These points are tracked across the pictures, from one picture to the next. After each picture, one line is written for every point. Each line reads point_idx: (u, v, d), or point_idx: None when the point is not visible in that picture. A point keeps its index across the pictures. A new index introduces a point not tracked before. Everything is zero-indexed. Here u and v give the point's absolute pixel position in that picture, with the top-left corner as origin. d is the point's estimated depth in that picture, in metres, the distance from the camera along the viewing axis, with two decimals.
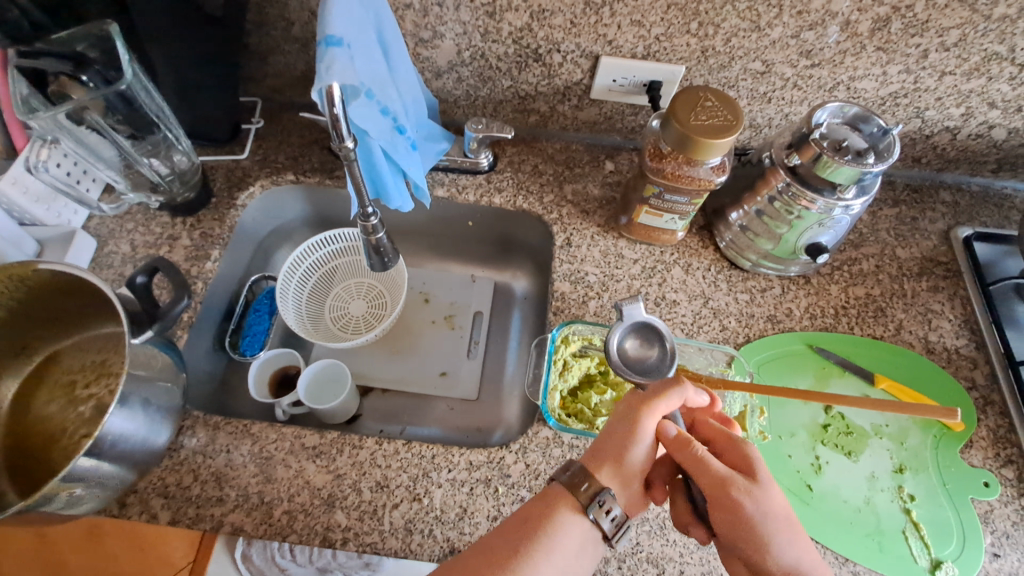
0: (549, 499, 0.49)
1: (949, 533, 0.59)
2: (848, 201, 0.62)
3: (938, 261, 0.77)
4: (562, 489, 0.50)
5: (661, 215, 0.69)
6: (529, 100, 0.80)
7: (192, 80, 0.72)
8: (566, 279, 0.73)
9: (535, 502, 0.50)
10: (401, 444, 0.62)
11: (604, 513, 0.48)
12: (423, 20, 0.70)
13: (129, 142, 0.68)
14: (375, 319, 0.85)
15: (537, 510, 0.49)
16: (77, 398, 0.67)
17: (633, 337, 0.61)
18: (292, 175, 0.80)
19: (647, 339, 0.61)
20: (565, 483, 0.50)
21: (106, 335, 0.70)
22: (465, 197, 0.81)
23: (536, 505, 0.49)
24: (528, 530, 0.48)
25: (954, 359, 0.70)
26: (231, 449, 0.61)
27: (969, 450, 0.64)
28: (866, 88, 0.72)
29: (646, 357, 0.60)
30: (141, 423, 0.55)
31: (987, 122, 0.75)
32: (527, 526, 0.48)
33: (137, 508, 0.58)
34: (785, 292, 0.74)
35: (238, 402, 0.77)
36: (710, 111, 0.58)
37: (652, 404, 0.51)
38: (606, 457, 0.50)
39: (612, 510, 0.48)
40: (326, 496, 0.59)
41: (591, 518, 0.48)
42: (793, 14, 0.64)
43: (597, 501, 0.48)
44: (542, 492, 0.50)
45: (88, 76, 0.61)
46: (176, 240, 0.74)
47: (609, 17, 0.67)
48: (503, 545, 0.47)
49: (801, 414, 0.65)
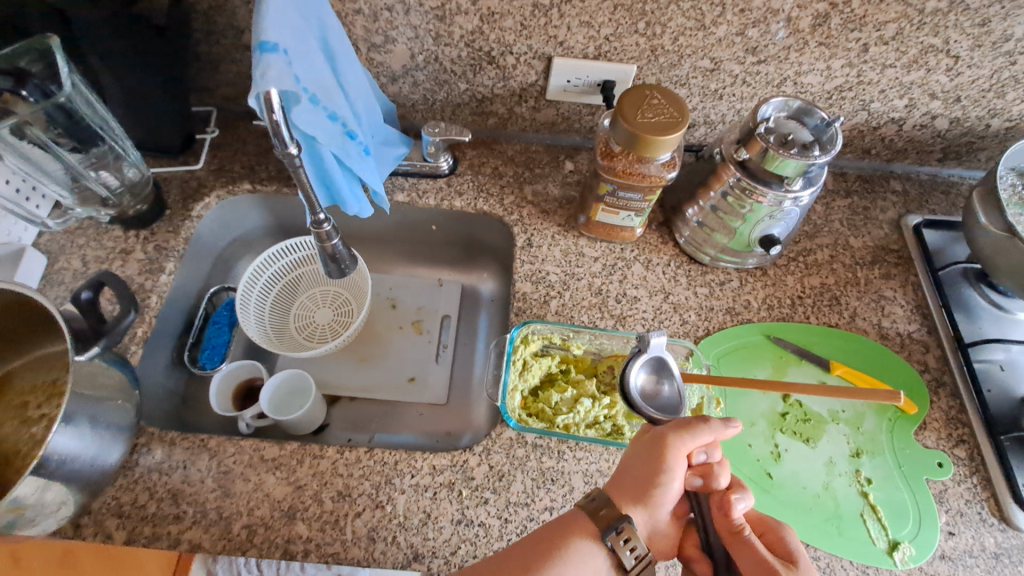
0: (567, 524, 0.51)
1: (905, 514, 0.61)
2: (796, 192, 0.63)
3: (890, 250, 0.79)
4: (581, 516, 0.51)
5: (617, 212, 0.70)
6: (487, 103, 0.81)
7: (139, 91, 0.70)
8: (527, 279, 0.74)
9: (556, 527, 0.51)
10: (363, 451, 0.61)
11: (626, 547, 0.48)
12: (374, 25, 0.70)
13: (74, 156, 0.66)
14: (340, 328, 0.84)
15: (555, 536, 0.50)
16: (30, 418, 0.66)
17: (647, 372, 0.61)
18: (249, 185, 0.79)
19: (659, 374, 0.61)
20: (587, 509, 0.51)
21: (56, 355, 0.67)
22: (426, 201, 0.81)
23: (556, 529, 0.50)
24: (543, 552, 0.49)
25: (907, 343, 0.72)
26: (188, 464, 0.60)
27: (923, 431, 0.66)
28: (812, 83, 0.73)
29: (659, 393, 0.60)
30: (89, 442, 0.54)
31: (929, 112, 0.77)
32: (542, 549, 0.49)
33: (92, 529, 0.57)
34: (743, 284, 0.75)
35: (200, 417, 0.75)
36: (657, 109, 0.59)
37: (678, 446, 0.50)
38: (634, 491, 0.51)
39: (633, 544, 0.48)
40: (286, 508, 0.58)
41: (609, 545, 0.48)
42: (736, 11, 0.65)
43: (614, 527, 0.48)
44: (562, 517, 0.52)
45: (28, 91, 0.59)
46: (129, 254, 0.72)
47: (558, 19, 0.68)
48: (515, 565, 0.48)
49: (760, 403, 0.66)
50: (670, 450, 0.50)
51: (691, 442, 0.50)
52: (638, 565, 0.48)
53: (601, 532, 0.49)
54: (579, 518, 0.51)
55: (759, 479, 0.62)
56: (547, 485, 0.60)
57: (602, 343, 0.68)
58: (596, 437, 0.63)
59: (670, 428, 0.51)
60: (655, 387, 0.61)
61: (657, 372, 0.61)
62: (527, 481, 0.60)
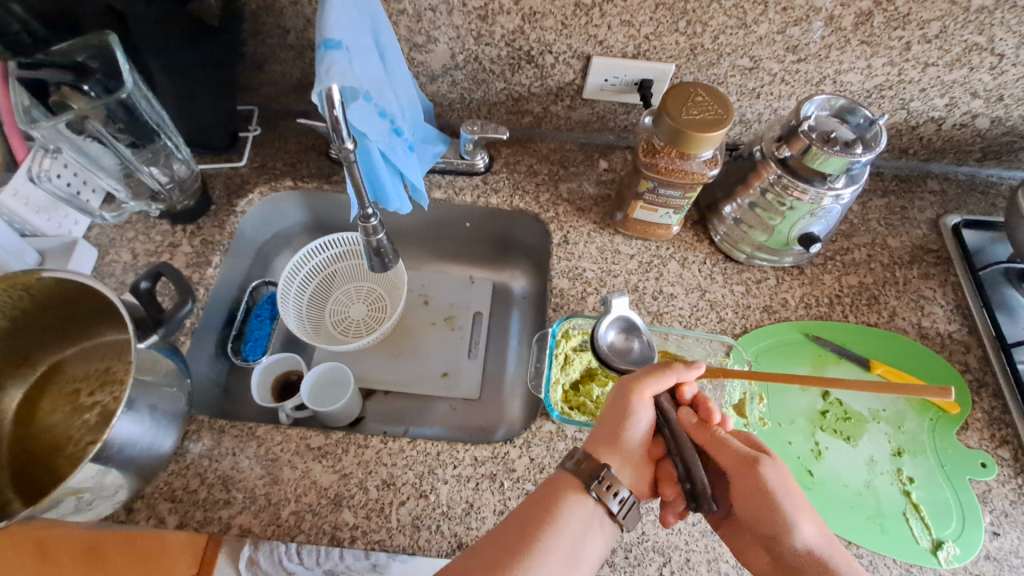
0: (555, 487, 0.52)
1: (949, 514, 0.60)
2: (838, 190, 0.63)
3: (928, 249, 0.79)
4: (566, 475, 0.52)
5: (655, 210, 0.71)
6: (523, 102, 0.82)
7: (188, 89, 0.72)
8: (564, 276, 0.74)
9: (545, 492, 0.51)
10: (406, 442, 0.62)
11: (610, 493, 0.50)
12: (417, 25, 0.71)
13: (130, 151, 0.68)
14: (375, 322, 0.85)
15: (546, 496, 0.51)
16: (82, 406, 0.66)
17: (617, 329, 0.64)
18: (290, 181, 0.81)
19: (628, 332, 0.64)
20: (571, 470, 0.52)
21: (110, 343, 0.69)
22: (462, 198, 0.82)
23: (546, 494, 0.51)
24: (537, 517, 0.49)
25: (948, 343, 0.71)
26: (237, 452, 0.62)
27: (966, 431, 0.65)
28: (851, 81, 0.73)
29: (629, 349, 0.64)
30: (148, 428, 0.55)
31: (970, 111, 0.76)
32: (535, 516, 0.50)
33: (145, 513, 0.58)
34: (780, 282, 0.75)
35: (241, 407, 0.77)
36: (702, 106, 0.59)
37: (644, 385, 0.53)
38: (609, 442, 0.52)
39: (618, 492, 0.50)
40: (333, 496, 0.59)
41: (596, 497, 0.50)
42: (778, 10, 0.65)
43: (598, 479, 0.50)
44: (548, 481, 0.52)
45: (89, 85, 0.63)
46: (176, 248, 0.74)
47: (599, 18, 0.68)
48: (514, 534, 0.49)
49: (800, 401, 0.66)
50: (638, 394, 0.52)
51: (658, 385, 0.53)
52: (622, 510, 0.51)
53: (586, 484, 0.51)
54: (564, 478, 0.52)
55: (800, 476, 0.62)
56: None
57: None
58: None
59: (637, 375, 0.54)
60: (625, 342, 0.64)
61: (625, 330, 0.64)
62: None
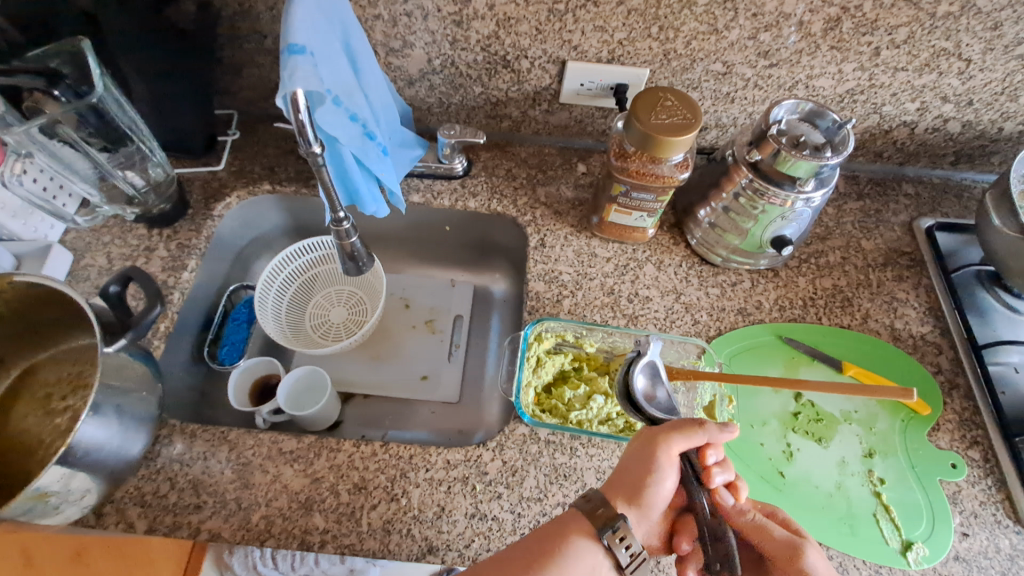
0: (563, 524, 0.50)
1: (919, 515, 0.61)
2: (808, 193, 0.64)
3: (903, 252, 0.79)
4: (579, 516, 0.50)
5: (630, 213, 0.71)
6: (501, 106, 0.82)
7: (164, 94, 0.72)
8: (540, 279, 0.74)
9: (553, 527, 0.50)
10: (379, 445, 0.62)
11: (621, 545, 0.48)
12: (392, 30, 0.72)
13: (103, 155, 0.68)
14: (355, 326, 0.85)
15: (553, 533, 0.50)
16: (53, 410, 0.66)
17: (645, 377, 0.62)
18: (268, 185, 0.81)
19: (655, 378, 0.63)
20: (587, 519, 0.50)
21: (82, 347, 0.68)
22: (440, 202, 0.82)
23: (553, 529, 0.50)
24: (537, 551, 0.48)
25: (920, 345, 0.72)
26: (208, 456, 0.61)
27: (937, 432, 0.66)
28: (824, 86, 0.74)
29: (656, 398, 0.62)
30: (115, 432, 0.55)
31: (941, 116, 0.77)
32: (538, 549, 0.48)
33: (113, 518, 0.58)
34: (755, 285, 0.75)
35: (217, 412, 0.77)
36: (671, 111, 0.60)
37: (670, 440, 0.51)
38: (632, 491, 0.51)
39: (629, 543, 0.48)
40: (304, 500, 0.59)
41: (607, 545, 0.48)
42: (748, 16, 0.66)
43: (613, 526, 0.48)
44: (560, 517, 0.51)
45: (60, 91, 0.61)
46: (152, 252, 0.74)
47: (572, 23, 0.69)
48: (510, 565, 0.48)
49: (772, 403, 0.67)
50: (664, 448, 0.51)
51: (683, 440, 0.51)
52: (632, 563, 0.48)
53: (597, 531, 0.49)
54: (576, 517, 0.50)
55: (771, 478, 0.62)
56: (559, 481, 0.61)
57: (615, 341, 0.69)
58: (609, 432, 0.63)
59: (664, 428, 0.52)
60: (651, 392, 0.62)
61: (652, 376, 0.63)
62: (540, 476, 0.61)
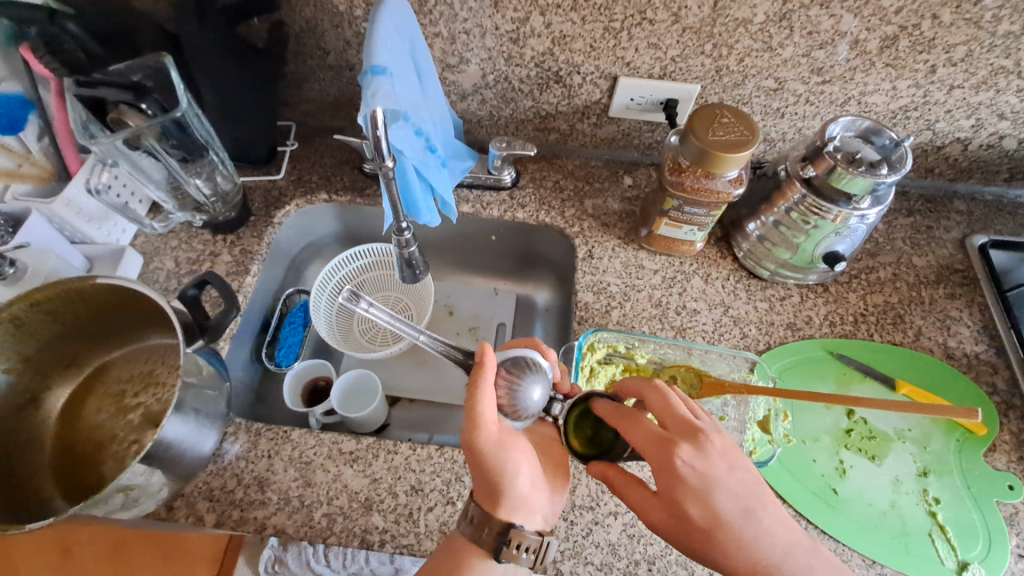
0: (454, 553, 0.50)
1: (975, 535, 0.60)
2: (863, 210, 0.64)
3: (954, 269, 0.79)
4: (465, 541, 0.50)
5: (680, 226, 0.72)
6: (550, 119, 0.84)
7: (232, 106, 0.76)
8: (588, 290, 0.76)
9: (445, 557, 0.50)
10: (434, 449, 0.64)
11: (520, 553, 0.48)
12: (450, 47, 0.74)
13: (179, 164, 0.70)
14: (402, 331, 0.88)
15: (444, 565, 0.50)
16: (126, 406, 0.68)
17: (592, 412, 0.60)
18: (325, 195, 0.84)
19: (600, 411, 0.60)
20: (468, 535, 0.50)
21: (155, 346, 0.70)
22: (489, 213, 0.84)
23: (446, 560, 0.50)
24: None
25: (975, 364, 0.71)
26: (272, 454, 0.64)
27: (993, 453, 0.65)
28: (876, 102, 0.74)
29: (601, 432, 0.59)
30: (191, 428, 0.58)
31: (997, 132, 0.77)
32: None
33: (184, 511, 0.61)
34: (804, 300, 0.75)
35: (273, 412, 0.80)
36: (728, 127, 0.61)
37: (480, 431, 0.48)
38: (494, 495, 0.49)
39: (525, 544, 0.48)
40: (363, 499, 0.61)
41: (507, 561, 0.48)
42: (804, 34, 0.67)
43: (505, 544, 0.48)
44: (448, 547, 0.51)
45: (148, 105, 0.63)
46: (217, 256, 0.78)
47: (627, 41, 0.70)
48: None
49: (824, 419, 0.67)
50: (486, 448, 0.48)
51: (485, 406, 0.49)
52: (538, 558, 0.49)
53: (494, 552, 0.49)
54: (463, 546, 0.50)
55: (823, 494, 0.62)
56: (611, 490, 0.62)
57: (666, 354, 0.69)
58: None
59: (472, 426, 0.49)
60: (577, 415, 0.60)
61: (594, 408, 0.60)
62: (591, 484, 0.62)
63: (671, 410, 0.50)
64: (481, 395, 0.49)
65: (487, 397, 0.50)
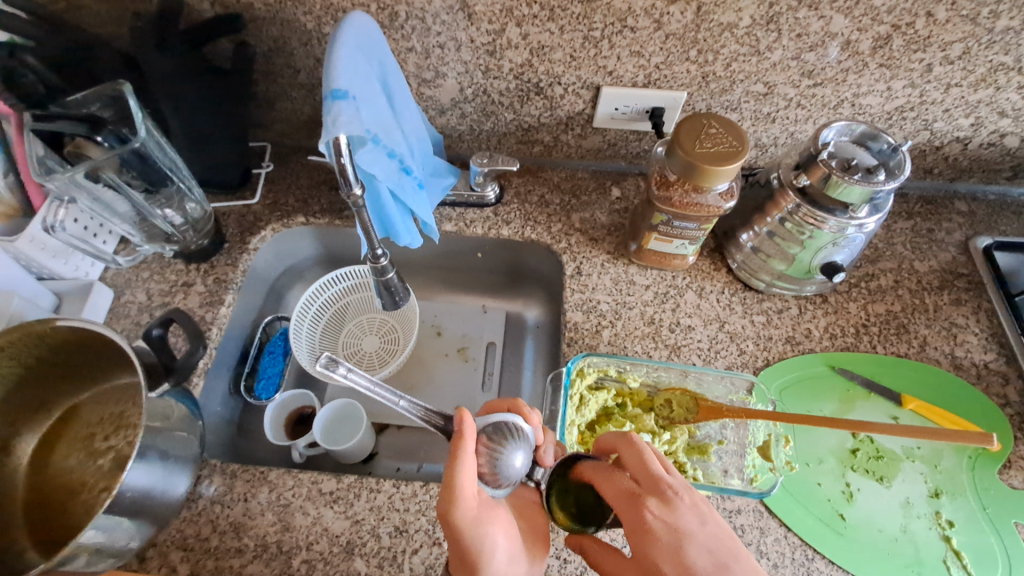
0: None
1: (992, 560, 0.57)
2: (861, 219, 0.62)
3: (958, 273, 0.75)
4: None
5: (670, 241, 0.69)
6: (533, 132, 0.81)
7: (201, 131, 0.73)
8: (578, 309, 0.73)
9: None
10: (419, 486, 0.61)
11: None
12: (425, 62, 0.71)
13: (144, 197, 0.68)
14: (387, 355, 0.85)
15: None
16: (96, 451, 0.65)
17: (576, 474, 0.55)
18: (302, 218, 0.81)
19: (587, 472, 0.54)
20: None
21: (124, 386, 0.67)
22: (473, 231, 0.81)
23: None
24: None
25: (984, 375, 0.68)
26: (248, 497, 0.61)
27: (1008, 470, 0.62)
28: (871, 104, 0.71)
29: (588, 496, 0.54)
30: (158, 475, 0.55)
31: (998, 130, 0.74)
32: None
33: (156, 562, 0.58)
34: (803, 312, 0.72)
35: (254, 446, 0.77)
36: (715, 139, 0.58)
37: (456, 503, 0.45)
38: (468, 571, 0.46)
39: None
40: (345, 543, 0.58)
41: None
42: (792, 37, 0.64)
43: None
44: None
45: (103, 137, 0.62)
46: (190, 287, 0.75)
47: (608, 50, 0.67)
48: None
49: (828, 439, 0.64)
50: (461, 522, 0.45)
51: (464, 476, 0.46)
52: None
53: None
54: None
55: (830, 521, 0.59)
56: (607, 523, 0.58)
57: (659, 376, 0.65)
58: None
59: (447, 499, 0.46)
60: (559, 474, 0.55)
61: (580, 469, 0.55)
62: None
63: (643, 463, 0.47)
64: (461, 466, 0.46)
65: (468, 467, 0.47)
